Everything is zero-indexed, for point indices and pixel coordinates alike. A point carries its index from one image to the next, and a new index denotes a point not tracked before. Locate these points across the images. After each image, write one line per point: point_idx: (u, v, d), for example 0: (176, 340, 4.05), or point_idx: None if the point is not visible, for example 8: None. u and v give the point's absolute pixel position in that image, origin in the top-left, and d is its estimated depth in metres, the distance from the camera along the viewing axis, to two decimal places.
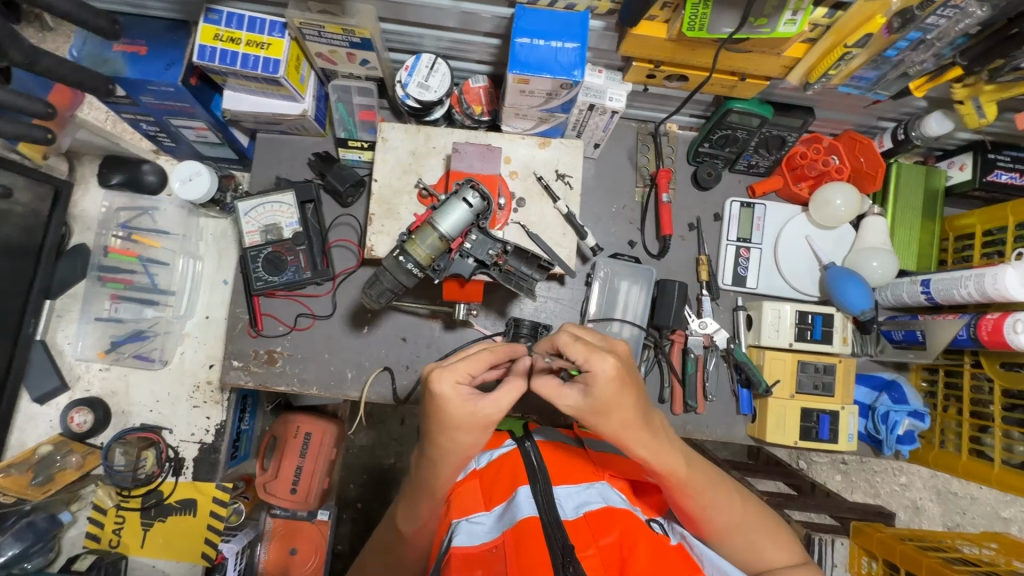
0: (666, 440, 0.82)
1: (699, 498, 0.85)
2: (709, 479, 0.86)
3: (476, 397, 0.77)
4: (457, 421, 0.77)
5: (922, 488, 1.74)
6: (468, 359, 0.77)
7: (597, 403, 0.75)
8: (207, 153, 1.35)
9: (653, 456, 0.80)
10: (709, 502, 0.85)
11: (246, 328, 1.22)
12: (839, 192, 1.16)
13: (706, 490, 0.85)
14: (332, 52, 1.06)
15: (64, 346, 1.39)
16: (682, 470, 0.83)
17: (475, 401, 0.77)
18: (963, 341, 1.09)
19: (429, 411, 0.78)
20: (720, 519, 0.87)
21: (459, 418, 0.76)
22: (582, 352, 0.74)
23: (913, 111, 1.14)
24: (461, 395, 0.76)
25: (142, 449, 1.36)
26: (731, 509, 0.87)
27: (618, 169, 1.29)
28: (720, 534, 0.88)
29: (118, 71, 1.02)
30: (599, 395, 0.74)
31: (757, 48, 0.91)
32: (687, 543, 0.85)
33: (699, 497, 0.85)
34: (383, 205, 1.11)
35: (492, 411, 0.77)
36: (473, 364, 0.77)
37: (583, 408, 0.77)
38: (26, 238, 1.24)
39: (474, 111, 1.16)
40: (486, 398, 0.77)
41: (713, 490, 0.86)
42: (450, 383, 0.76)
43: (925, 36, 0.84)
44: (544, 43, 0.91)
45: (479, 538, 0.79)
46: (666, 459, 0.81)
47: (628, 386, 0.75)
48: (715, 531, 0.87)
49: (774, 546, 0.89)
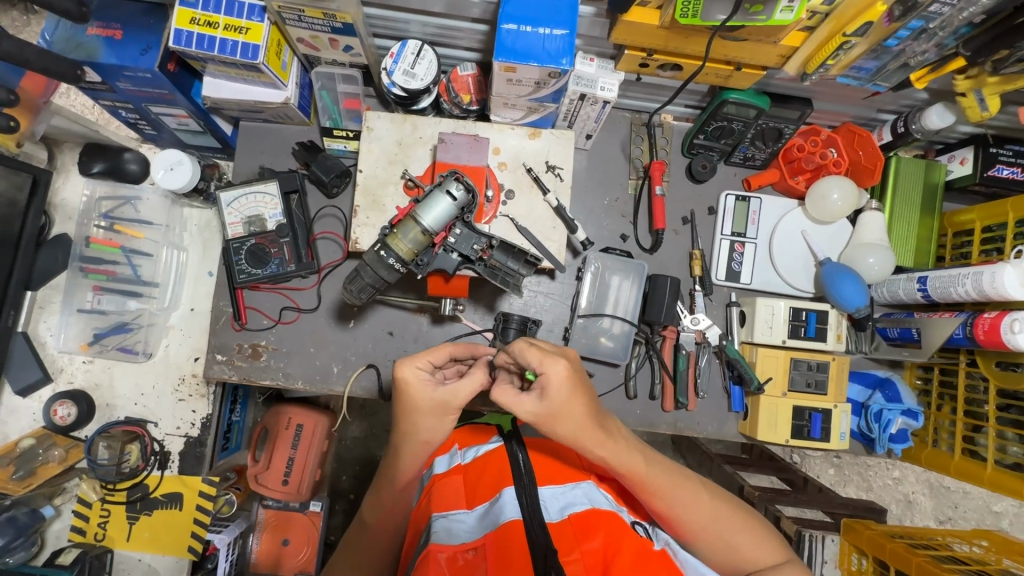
0: (622, 438, 0.81)
1: (665, 495, 0.83)
2: (671, 476, 0.85)
3: (435, 383, 0.77)
4: (418, 406, 0.77)
5: (915, 482, 1.74)
6: (431, 350, 0.79)
7: (550, 408, 0.73)
8: (190, 142, 1.32)
9: (612, 456, 0.79)
10: (677, 499, 0.84)
11: (229, 322, 1.20)
12: (836, 186, 1.14)
13: (672, 487, 0.84)
14: (314, 38, 1.03)
15: (46, 337, 1.37)
16: (642, 467, 0.82)
17: (437, 389, 0.77)
18: (958, 340, 1.07)
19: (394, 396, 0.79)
20: (690, 517, 0.85)
21: (420, 402, 0.77)
22: (536, 356, 0.73)
23: (914, 103, 1.11)
24: (423, 380, 0.77)
25: (126, 443, 1.33)
26: (702, 506, 0.86)
27: (611, 161, 1.26)
28: (694, 533, 0.86)
29: (92, 56, 0.98)
30: (552, 399, 0.72)
31: (753, 36, 0.88)
32: (671, 550, 0.82)
33: (666, 494, 0.83)
34: (368, 196, 1.08)
35: (454, 398, 0.77)
36: (434, 354, 0.79)
37: (539, 414, 0.74)
38: (2, 228, 1.21)
39: (463, 100, 1.12)
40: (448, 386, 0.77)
41: (679, 486, 0.85)
42: (412, 370, 0.77)
43: (926, 26, 0.81)
44: (532, 29, 0.88)
45: (459, 536, 0.77)
46: (626, 458, 0.80)
47: (582, 391, 0.74)
48: (688, 530, 0.86)
49: (750, 543, 0.88)
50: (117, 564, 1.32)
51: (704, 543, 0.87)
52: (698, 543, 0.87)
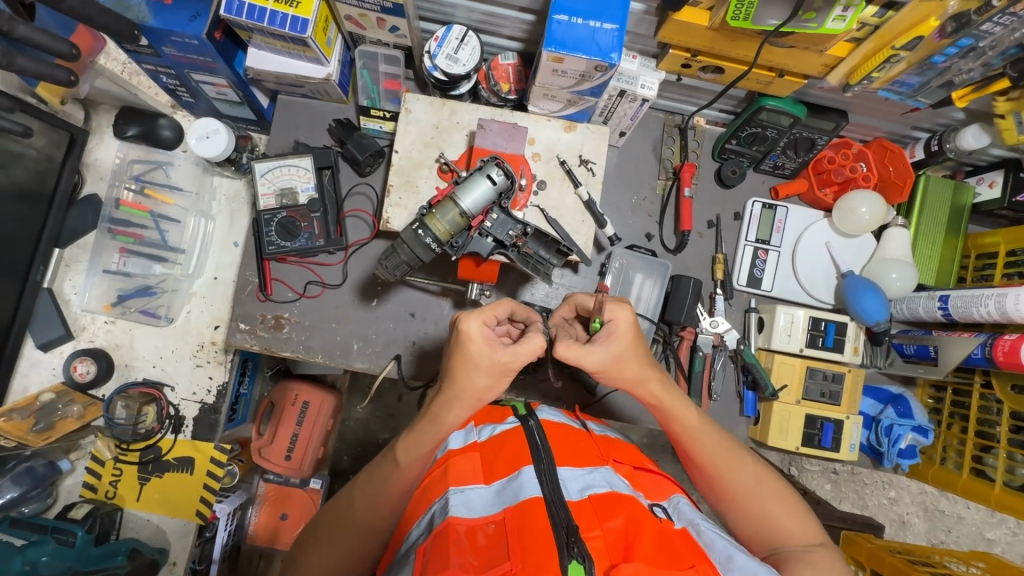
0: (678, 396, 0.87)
1: (708, 454, 0.87)
2: (719, 443, 0.88)
3: (498, 344, 0.79)
4: (477, 360, 0.78)
5: (910, 503, 1.75)
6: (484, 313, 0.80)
7: (615, 354, 0.80)
8: (226, 112, 1.33)
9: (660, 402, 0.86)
10: (719, 461, 0.87)
11: (254, 292, 1.21)
12: (864, 200, 1.14)
13: (717, 448, 0.87)
14: (362, 16, 1.04)
15: (70, 295, 1.38)
16: (690, 424, 0.87)
17: (496, 345, 0.79)
18: (976, 359, 1.08)
19: (453, 348, 0.80)
20: (731, 484, 0.86)
21: (481, 357, 0.78)
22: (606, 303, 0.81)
23: (949, 122, 1.12)
24: (485, 337, 0.78)
25: (143, 405, 1.36)
26: (746, 472, 0.87)
27: (642, 160, 1.26)
28: (731, 500, 0.87)
29: (142, 19, 0.99)
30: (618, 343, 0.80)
31: (801, 44, 0.89)
32: (693, 529, 0.81)
33: (706, 456, 0.87)
34: (402, 176, 1.09)
35: (511, 360, 0.79)
36: (487, 316, 0.80)
37: (604, 364, 0.80)
38: (38, 183, 1.23)
39: (501, 89, 1.14)
40: (509, 347, 0.79)
41: (726, 451, 0.88)
42: (476, 324, 0.78)
43: (976, 44, 0.82)
44: (583, 22, 0.89)
45: (477, 511, 0.78)
46: (675, 407, 0.86)
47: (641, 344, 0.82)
48: (725, 494, 0.87)
49: (791, 521, 0.85)
50: (126, 522, 1.34)
51: (740, 514, 0.87)
52: (733, 511, 0.87)
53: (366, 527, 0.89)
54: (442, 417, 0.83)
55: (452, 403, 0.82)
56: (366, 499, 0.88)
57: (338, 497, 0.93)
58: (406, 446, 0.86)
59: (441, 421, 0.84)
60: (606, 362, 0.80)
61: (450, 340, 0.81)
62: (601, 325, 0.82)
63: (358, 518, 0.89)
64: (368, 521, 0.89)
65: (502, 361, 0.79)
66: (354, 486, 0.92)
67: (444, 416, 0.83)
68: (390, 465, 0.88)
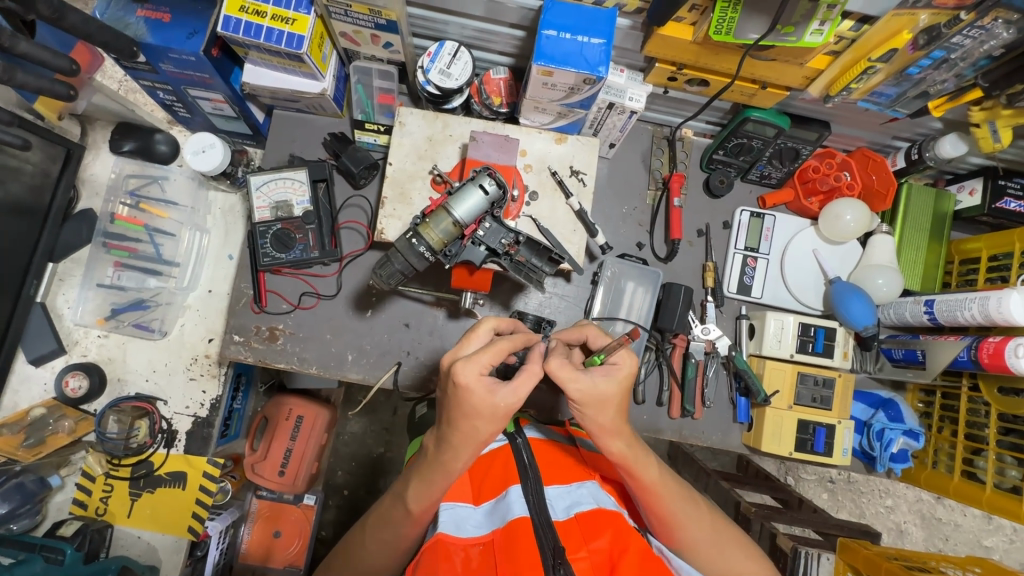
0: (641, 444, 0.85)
1: (668, 506, 0.86)
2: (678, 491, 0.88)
3: (497, 387, 0.75)
4: (477, 411, 0.75)
5: (907, 511, 1.75)
6: (492, 350, 0.76)
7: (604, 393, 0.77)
8: (222, 127, 1.35)
9: (630, 459, 0.82)
10: (678, 510, 0.86)
11: (249, 304, 1.22)
12: (849, 208, 1.17)
13: (676, 500, 0.87)
14: (356, 33, 1.07)
15: (64, 309, 1.38)
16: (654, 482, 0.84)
17: (501, 392, 0.75)
18: (963, 362, 1.09)
19: (450, 401, 0.77)
20: (692, 529, 0.87)
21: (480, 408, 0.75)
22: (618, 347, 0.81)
23: (928, 132, 1.15)
24: (484, 386, 0.74)
25: (136, 418, 1.34)
26: (700, 520, 0.88)
27: (631, 172, 1.29)
28: (688, 543, 0.88)
29: (141, 37, 1.02)
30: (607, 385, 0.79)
31: (781, 57, 0.92)
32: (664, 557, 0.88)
33: (661, 510, 0.85)
34: (396, 188, 1.10)
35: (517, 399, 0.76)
36: (494, 356, 0.76)
37: (590, 394, 0.77)
38: (33, 198, 1.24)
39: (494, 103, 1.17)
40: (510, 387, 0.75)
41: (682, 497, 0.88)
42: (473, 374, 0.74)
43: (948, 56, 0.86)
44: (571, 37, 0.92)
45: (467, 531, 0.80)
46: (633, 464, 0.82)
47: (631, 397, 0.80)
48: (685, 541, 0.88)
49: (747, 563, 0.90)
50: (117, 539, 1.32)
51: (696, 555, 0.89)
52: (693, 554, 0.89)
53: (383, 561, 0.90)
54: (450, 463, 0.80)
55: (461, 450, 0.79)
56: (380, 540, 0.88)
57: (358, 531, 0.92)
58: (419, 486, 0.82)
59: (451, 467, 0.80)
60: (587, 398, 0.77)
61: (447, 390, 0.77)
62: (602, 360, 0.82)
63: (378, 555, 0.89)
64: (384, 556, 0.90)
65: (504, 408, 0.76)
66: (367, 524, 0.91)
67: (451, 465, 0.80)
68: (400, 510, 0.85)
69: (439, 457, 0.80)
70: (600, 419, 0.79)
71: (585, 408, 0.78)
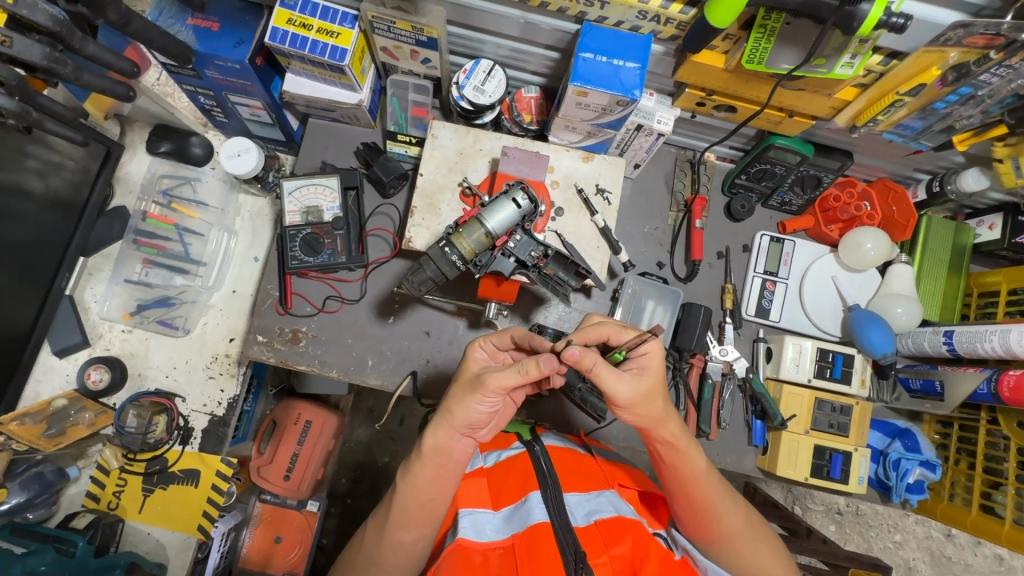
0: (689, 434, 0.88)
1: (708, 498, 0.86)
2: (720, 486, 0.88)
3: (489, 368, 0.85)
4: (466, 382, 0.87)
5: (916, 548, 1.73)
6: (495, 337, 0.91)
7: (643, 389, 0.82)
8: (257, 133, 1.38)
9: (679, 444, 0.86)
10: (717, 507, 0.87)
11: (274, 305, 1.24)
12: (869, 236, 1.18)
13: (717, 491, 0.87)
14: (396, 48, 1.10)
15: (90, 303, 1.40)
16: (699, 471, 0.86)
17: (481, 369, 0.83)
18: (983, 395, 1.10)
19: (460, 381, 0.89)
20: (726, 523, 0.87)
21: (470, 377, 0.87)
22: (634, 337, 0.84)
23: (950, 165, 1.17)
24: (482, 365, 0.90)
25: (154, 414, 1.37)
26: (736, 513, 0.89)
27: (654, 191, 1.32)
28: (718, 541, 0.88)
29: (190, 44, 1.06)
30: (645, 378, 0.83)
31: (810, 87, 0.95)
32: (689, 558, 0.89)
33: (701, 506, 0.86)
34: (426, 198, 1.13)
35: (492, 380, 0.80)
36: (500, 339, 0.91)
37: (635, 393, 0.82)
38: (72, 193, 1.28)
39: (524, 120, 1.20)
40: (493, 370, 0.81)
41: (723, 496, 0.88)
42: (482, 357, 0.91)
43: (975, 92, 0.88)
44: (607, 60, 0.95)
45: (487, 535, 0.81)
46: (684, 454, 0.86)
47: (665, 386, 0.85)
48: (716, 534, 0.88)
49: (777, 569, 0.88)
50: (126, 535, 1.32)
51: (723, 549, 0.89)
52: (722, 549, 0.88)
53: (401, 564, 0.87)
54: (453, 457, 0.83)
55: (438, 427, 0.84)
56: (396, 542, 0.86)
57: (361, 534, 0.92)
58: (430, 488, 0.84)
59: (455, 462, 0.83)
60: (634, 398, 0.82)
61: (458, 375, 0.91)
62: (622, 356, 0.84)
63: (384, 563, 0.87)
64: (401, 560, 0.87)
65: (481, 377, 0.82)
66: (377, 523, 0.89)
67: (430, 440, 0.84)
68: (412, 504, 0.85)
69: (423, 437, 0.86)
70: (650, 414, 0.84)
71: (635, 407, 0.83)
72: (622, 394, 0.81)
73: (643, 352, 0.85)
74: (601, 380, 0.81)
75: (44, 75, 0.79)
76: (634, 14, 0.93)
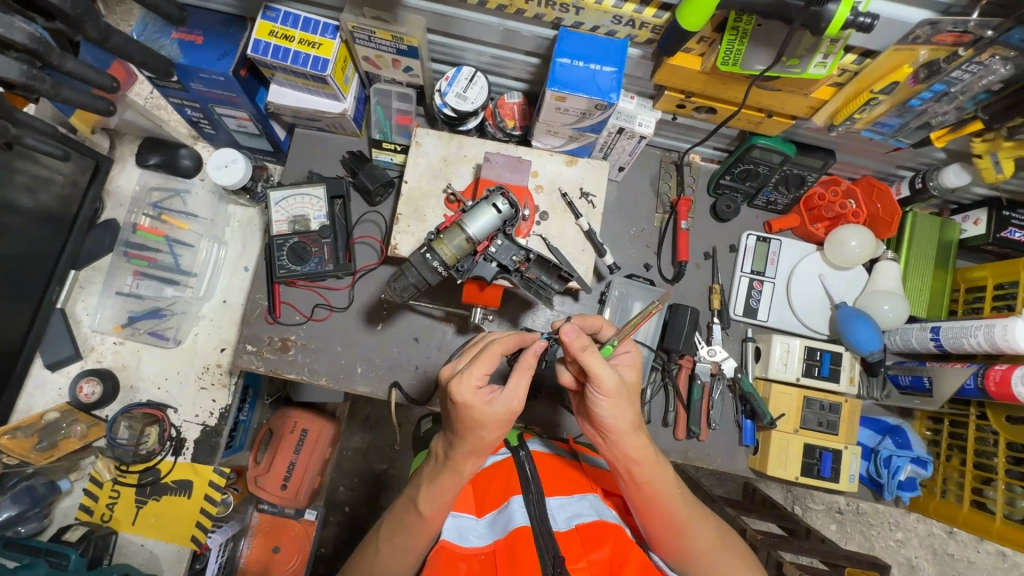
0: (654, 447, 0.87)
1: (674, 515, 0.86)
2: (686, 501, 0.88)
3: (495, 397, 0.78)
4: (479, 424, 0.78)
5: (918, 546, 1.72)
6: (481, 362, 0.79)
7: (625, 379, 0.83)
8: (245, 144, 1.40)
9: (641, 459, 0.84)
10: (684, 524, 0.87)
11: (263, 314, 1.24)
12: (854, 234, 1.19)
13: (683, 508, 0.87)
14: (378, 57, 1.12)
15: (82, 316, 1.41)
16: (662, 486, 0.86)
17: (496, 402, 0.78)
18: (970, 390, 1.10)
19: (457, 422, 0.79)
20: (695, 539, 0.87)
21: (482, 419, 0.77)
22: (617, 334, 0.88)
23: (932, 162, 1.18)
24: (479, 399, 0.78)
25: (146, 425, 1.37)
26: (705, 530, 0.88)
27: (640, 193, 1.32)
28: (689, 557, 0.88)
29: (174, 58, 1.07)
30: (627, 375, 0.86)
31: (786, 87, 0.95)
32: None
33: (670, 521, 0.86)
34: (410, 205, 1.13)
35: (515, 402, 0.79)
36: (489, 364, 0.79)
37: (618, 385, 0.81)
38: (61, 207, 1.29)
39: (507, 125, 1.21)
40: (508, 394, 0.79)
41: (689, 508, 0.88)
42: (470, 390, 0.77)
43: (949, 89, 0.89)
44: (584, 65, 0.96)
45: (470, 541, 0.82)
46: (647, 468, 0.85)
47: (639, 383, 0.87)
48: (683, 550, 0.88)
49: None
50: (120, 547, 1.32)
51: (694, 567, 0.88)
52: (693, 565, 0.88)
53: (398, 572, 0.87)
54: (463, 468, 0.82)
55: (469, 454, 0.81)
56: (393, 551, 0.86)
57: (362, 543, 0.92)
58: (427, 496, 0.83)
59: (462, 471, 0.82)
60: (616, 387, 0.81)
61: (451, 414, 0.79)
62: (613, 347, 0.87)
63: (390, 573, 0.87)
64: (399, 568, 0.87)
65: (508, 407, 0.79)
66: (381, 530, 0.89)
67: (462, 466, 0.81)
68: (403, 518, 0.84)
69: (448, 459, 0.82)
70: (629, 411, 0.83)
71: (613, 399, 0.81)
72: (609, 380, 0.80)
73: (626, 351, 0.89)
74: (588, 364, 0.79)
75: (24, 92, 0.80)
76: (609, 19, 0.93)
